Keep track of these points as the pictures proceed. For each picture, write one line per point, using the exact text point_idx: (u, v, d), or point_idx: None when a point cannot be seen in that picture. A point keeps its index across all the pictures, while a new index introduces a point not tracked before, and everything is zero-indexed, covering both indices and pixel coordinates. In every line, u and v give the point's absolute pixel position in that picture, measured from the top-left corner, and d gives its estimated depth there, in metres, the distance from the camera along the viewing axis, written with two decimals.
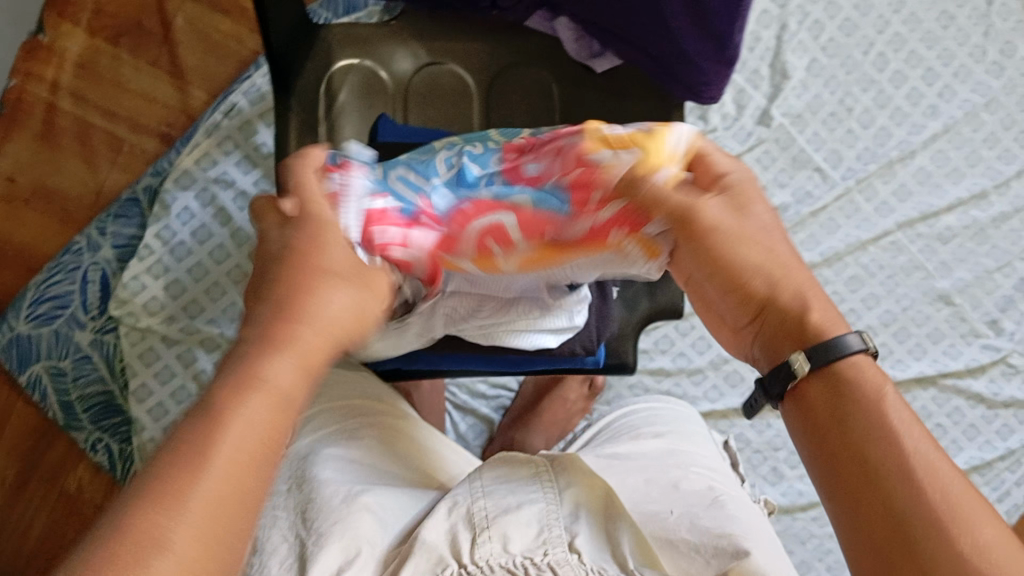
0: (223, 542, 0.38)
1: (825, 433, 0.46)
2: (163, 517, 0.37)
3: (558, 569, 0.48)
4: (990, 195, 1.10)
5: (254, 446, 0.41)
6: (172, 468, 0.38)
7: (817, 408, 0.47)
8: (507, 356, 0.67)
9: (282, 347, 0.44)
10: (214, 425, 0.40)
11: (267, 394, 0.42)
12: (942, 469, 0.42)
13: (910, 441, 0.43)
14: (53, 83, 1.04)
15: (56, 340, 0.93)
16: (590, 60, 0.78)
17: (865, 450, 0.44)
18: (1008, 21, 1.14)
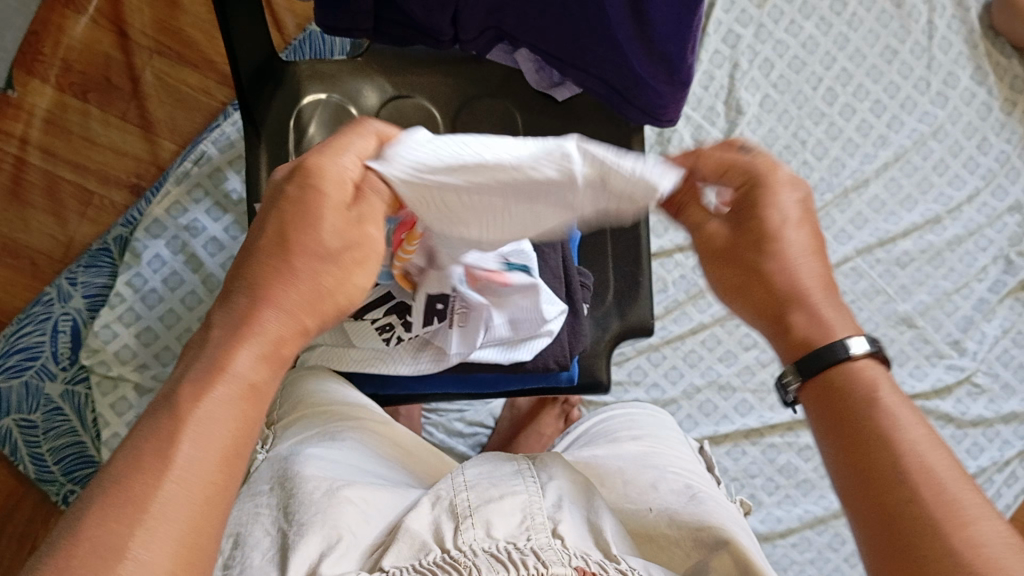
0: (194, 549, 0.38)
1: (841, 431, 0.45)
2: (127, 532, 0.36)
3: (540, 553, 0.49)
4: (943, 220, 1.14)
5: (217, 448, 0.40)
6: (136, 482, 0.38)
7: (833, 405, 0.46)
8: (479, 376, 0.68)
9: (246, 337, 0.44)
10: (174, 431, 0.40)
11: (232, 386, 0.42)
12: (934, 461, 0.42)
13: (912, 438, 0.43)
14: (22, 139, 1.05)
15: (26, 394, 0.93)
16: (550, 90, 0.72)
17: (864, 451, 0.43)
18: (949, 53, 1.19)
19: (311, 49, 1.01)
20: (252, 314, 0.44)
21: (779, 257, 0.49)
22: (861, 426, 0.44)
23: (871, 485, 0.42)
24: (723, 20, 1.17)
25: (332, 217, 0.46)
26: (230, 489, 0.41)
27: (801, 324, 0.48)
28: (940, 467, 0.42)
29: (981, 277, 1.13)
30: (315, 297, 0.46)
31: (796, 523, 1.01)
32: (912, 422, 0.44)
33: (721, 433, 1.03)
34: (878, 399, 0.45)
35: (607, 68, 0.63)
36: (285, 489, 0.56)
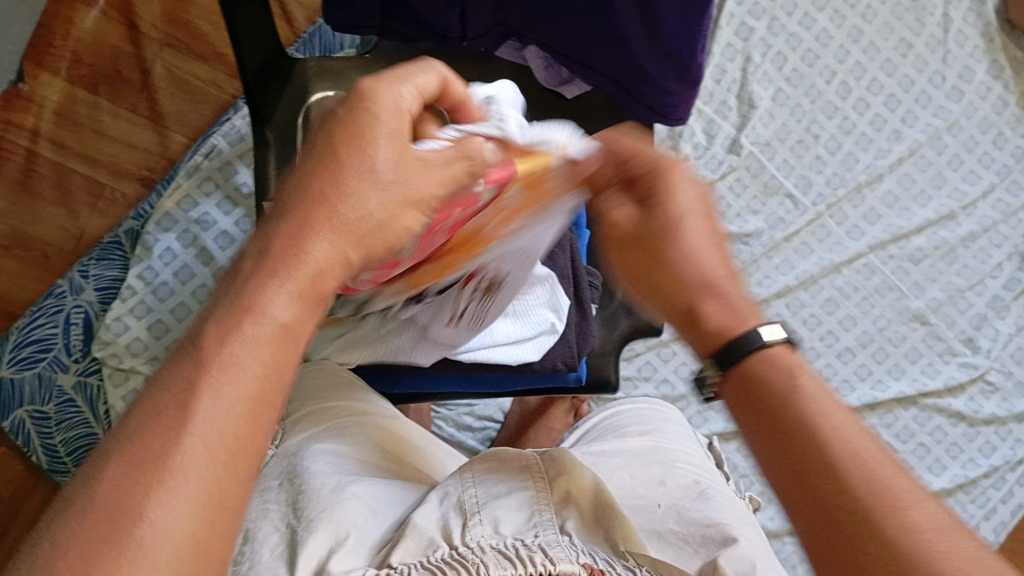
0: (225, 512, 0.34)
1: (772, 428, 0.47)
2: (149, 492, 0.33)
3: (548, 550, 0.48)
4: (957, 216, 1.13)
5: (249, 396, 0.36)
6: (156, 438, 0.34)
7: (760, 397, 0.48)
8: (486, 375, 0.67)
9: (284, 273, 0.38)
10: (200, 381, 0.35)
11: (267, 331, 0.37)
12: (870, 452, 0.43)
13: (837, 428, 0.45)
14: (33, 132, 1.04)
15: (39, 385, 0.93)
16: (559, 86, 0.72)
17: (795, 439, 0.45)
18: (964, 46, 1.18)
19: (320, 43, 1.01)
20: (293, 252, 0.38)
21: (679, 252, 0.54)
22: (786, 418, 0.46)
23: (800, 475, 0.44)
24: (735, 13, 1.15)
25: (384, 150, 0.41)
26: (265, 442, 0.36)
27: (717, 315, 0.53)
28: (881, 464, 0.43)
29: (996, 274, 1.12)
30: (360, 233, 0.40)
31: None
32: (835, 408, 0.46)
33: (730, 429, 1.02)
34: (797, 389, 0.47)
35: (616, 65, 0.62)
36: (293, 485, 0.57)
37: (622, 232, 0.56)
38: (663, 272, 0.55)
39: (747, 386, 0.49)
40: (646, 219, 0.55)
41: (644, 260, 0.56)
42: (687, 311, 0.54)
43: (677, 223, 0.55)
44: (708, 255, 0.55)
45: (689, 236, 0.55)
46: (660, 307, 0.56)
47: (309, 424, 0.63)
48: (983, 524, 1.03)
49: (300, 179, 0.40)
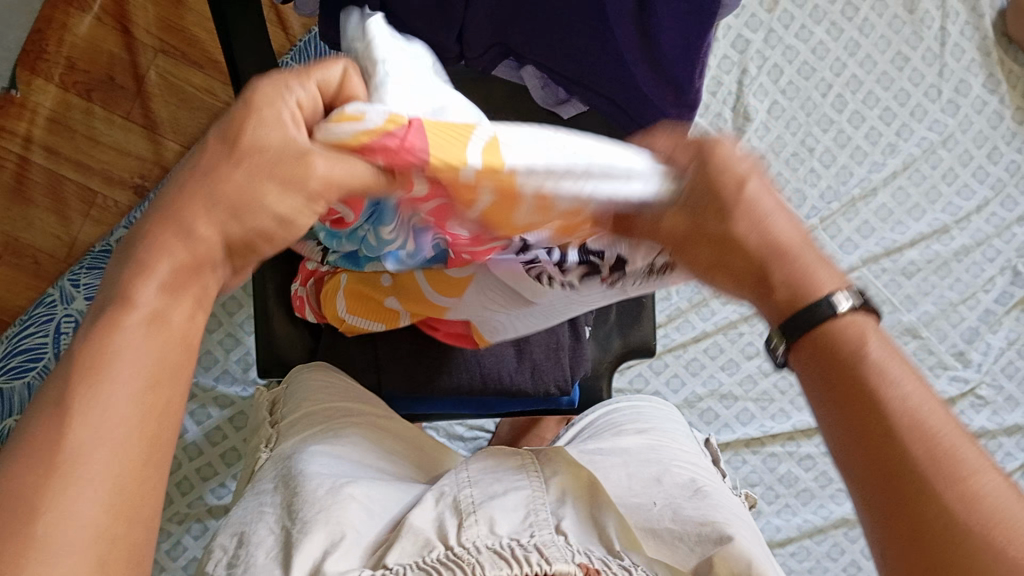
0: (125, 515, 0.32)
1: (855, 408, 0.37)
2: (41, 506, 0.30)
3: (543, 550, 0.47)
4: (950, 230, 1.13)
5: (140, 390, 0.33)
6: (33, 454, 0.31)
7: (837, 367, 0.39)
8: (482, 398, 0.68)
9: (150, 260, 0.35)
10: (72, 383, 0.32)
11: (143, 319, 0.34)
12: (936, 415, 0.36)
13: (913, 395, 0.37)
14: (25, 139, 1.03)
15: (29, 395, 0.91)
16: (556, 107, 0.71)
17: (860, 409, 0.37)
18: (961, 60, 1.18)
19: (315, 53, 1.01)
20: (173, 226, 0.35)
21: (741, 221, 0.42)
22: (869, 395, 0.37)
23: (885, 464, 0.36)
24: (733, 25, 1.15)
25: (273, 132, 0.36)
26: (160, 440, 0.33)
27: (784, 285, 0.41)
28: (942, 423, 0.36)
29: (988, 288, 1.12)
30: (232, 204, 0.35)
31: (796, 533, 1.00)
32: (907, 376, 0.37)
33: (721, 441, 1.02)
34: (867, 356, 0.38)
35: (613, 87, 0.62)
36: (289, 487, 0.55)
37: (680, 221, 0.43)
38: (735, 264, 0.42)
39: (821, 355, 0.39)
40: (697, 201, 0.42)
41: (711, 248, 0.43)
42: (756, 280, 0.42)
43: (739, 196, 0.42)
44: (778, 217, 0.42)
45: (757, 207, 0.42)
46: (738, 291, 0.43)
47: (299, 429, 0.62)
48: None
49: (186, 161, 0.36)
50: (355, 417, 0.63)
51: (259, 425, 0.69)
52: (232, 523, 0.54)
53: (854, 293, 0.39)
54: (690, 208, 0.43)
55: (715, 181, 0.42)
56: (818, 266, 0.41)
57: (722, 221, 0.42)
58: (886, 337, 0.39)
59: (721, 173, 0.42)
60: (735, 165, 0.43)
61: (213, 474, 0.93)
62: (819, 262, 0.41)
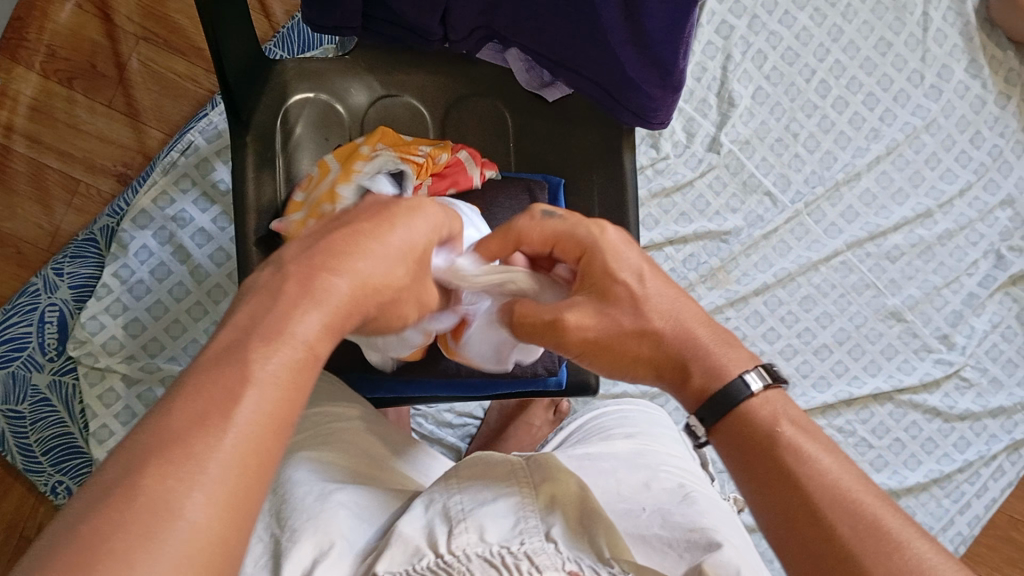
0: (244, 520, 0.32)
1: (759, 467, 0.46)
2: (177, 480, 0.30)
3: (534, 557, 0.46)
4: (934, 214, 1.14)
5: (276, 408, 0.35)
6: (195, 422, 0.32)
7: (754, 434, 0.47)
8: (468, 380, 0.68)
9: (317, 304, 0.38)
10: (234, 386, 0.34)
11: (297, 352, 0.36)
12: (849, 483, 0.43)
13: (818, 460, 0.45)
14: (7, 126, 1.04)
15: (13, 384, 0.93)
16: (541, 89, 0.71)
17: (773, 479, 0.45)
18: (944, 45, 1.19)
19: (299, 40, 1.00)
20: (318, 285, 0.39)
21: (653, 314, 0.51)
22: (772, 457, 0.46)
23: (793, 516, 0.44)
24: (716, 11, 1.16)
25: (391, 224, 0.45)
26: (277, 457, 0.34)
27: (699, 375, 0.50)
28: (862, 492, 0.43)
29: (971, 272, 1.13)
30: (374, 290, 0.42)
31: None
32: (818, 451, 0.45)
33: None
34: (778, 433, 0.47)
35: (598, 69, 0.62)
36: (278, 494, 0.54)
37: (588, 318, 0.51)
38: (642, 349, 0.51)
39: (734, 429, 0.48)
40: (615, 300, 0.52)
41: (633, 340, 0.51)
42: (678, 362, 0.51)
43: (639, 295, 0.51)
44: (680, 304, 0.52)
45: (656, 298, 0.52)
46: (662, 383, 0.53)
47: (306, 429, 0.61)
48: (956, 518, 1.04)
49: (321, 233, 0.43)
50: (348, 426, 0.63)
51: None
52: None
53: (758, 375, 0.48)
54: (599, 302, 0.52)
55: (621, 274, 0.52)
56: (726, 353, 0.51)
57: (635, 314, 0.51)
58: (795, 412, 0.48)
59: (619, 261, 0.52)
60: (632, 257, 0.53)
61: None
62: (728, 351, 0.51)
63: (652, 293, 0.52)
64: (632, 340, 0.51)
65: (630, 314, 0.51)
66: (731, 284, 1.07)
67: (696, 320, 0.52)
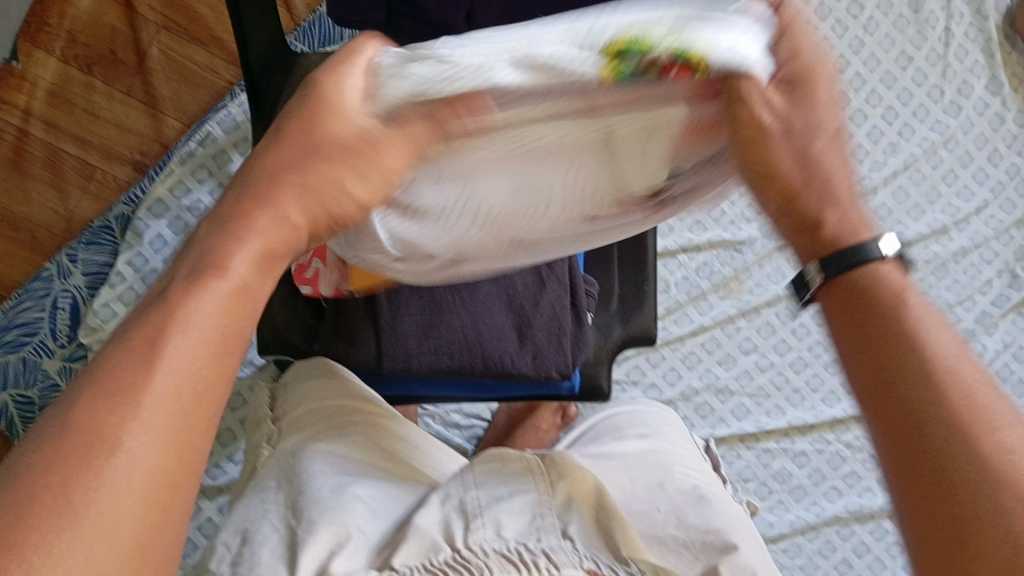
0: (190, 441, 0.35)
1: (877, 338, 0.41)
2: (117, 415, 0.33)
3: (551, 554, 0.47)
4: (950, 230, 1.13)
5: (214, 339, 0.36)
6: (131, 362, 0.34)
7: (874, 303, 0.42)
8: (481, 381, 0.68)
9: (240, 234, 0.39)
10: (165, 323, 0.36)
11: (230, 286, 0.38)
12: (956, 359, 0.40)
13: (942, 342, 0.40)
14: (25, 111, 1.04)
15: (23, 368, 0.92)
16: None
17: (890, 355, 0.40)
18: (965, 62, 1.18)
19: (320, 33, 1.01)
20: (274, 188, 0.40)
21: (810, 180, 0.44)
22: (892, 329, 0.40)
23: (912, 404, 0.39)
24: None
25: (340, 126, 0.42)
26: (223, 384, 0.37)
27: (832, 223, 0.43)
28: (973, 381, 0.39)
29: (985, 290, 1.12)
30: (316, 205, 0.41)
31: (788, 529, 1.00)
32: (941, 330, 0.41)
33: (717, 435, 1.02)
34: (906, 302, 0.41)
35: None
36: (292, 486, 0.54)
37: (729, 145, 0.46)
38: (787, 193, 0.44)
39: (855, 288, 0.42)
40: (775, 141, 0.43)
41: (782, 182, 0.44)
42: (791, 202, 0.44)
43: (805, 144, 0.43)
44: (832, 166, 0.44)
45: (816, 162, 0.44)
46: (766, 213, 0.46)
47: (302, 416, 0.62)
48: None
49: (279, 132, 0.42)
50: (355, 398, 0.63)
51: (258, 420, 0.68)
52: (233, 519, 0.53)
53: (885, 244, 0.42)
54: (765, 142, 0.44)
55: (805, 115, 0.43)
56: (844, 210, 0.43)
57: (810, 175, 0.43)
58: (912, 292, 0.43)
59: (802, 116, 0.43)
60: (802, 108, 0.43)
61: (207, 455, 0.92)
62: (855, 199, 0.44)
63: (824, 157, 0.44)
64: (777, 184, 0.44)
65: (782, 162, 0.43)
66: (743, 295, 1.07)
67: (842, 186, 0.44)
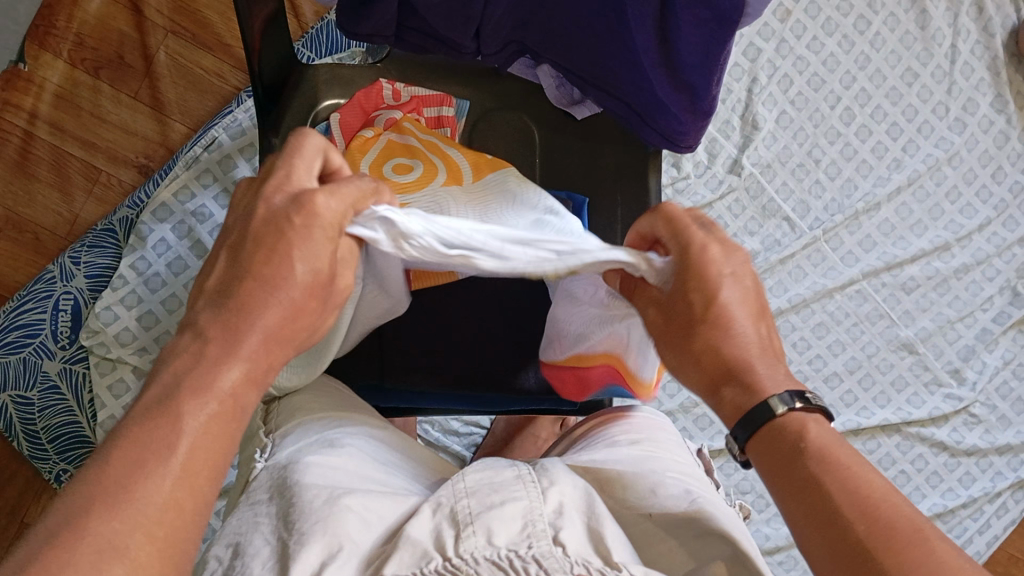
0: (173, 549, 0.38)
1: (794, 481, 0.45)
2: (111, 517, 0.36)
3: (542, 561, 0.46)
4: (952, 247, 1.13)
5: (203, 453, 0.40)
6: (129, 471, 0.37)
7: (786, 454, 0.46)
8: (486, 398, 0.66)
9: (233, 354, 0.42)
10: (156, 430, 0.39)
11: (220, 403, 0.41)
12: (878, 488, 0.43)
13: (853, 468, 0.44)
14: (31, 113, 1.05)
15: (23, 370, 0.94)
16: (570, 107, 0.72)
17: (806, 497, 0.44)
18: (970, 79, 1.18)
19: (327, 41, 1.01)
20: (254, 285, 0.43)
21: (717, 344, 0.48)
22: (801, 473, 0.45)
23: (833, 542, 0.42)
24: (745, 34, 1.15)
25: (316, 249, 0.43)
26: (205, 497, 0.40)
27: (735, 392, 0.48)
28: (893, 503, 0.42)
29: (986, 307, 1.12)
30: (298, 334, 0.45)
31: (785, 542, 1.00)
32: (854, 461, 0.45)
33: (715, 447, 1.02)
34: (806, 446, 0.46)
35: (633, 89, 0.62)
36: (284, 498, 0.54)
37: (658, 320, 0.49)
38: (705, 366, 0.49)
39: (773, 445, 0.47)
40: (686, 324, 0.49)
41: (697, 367, 0.49)
42: (711, 382, 0.49)
43: (722, 315, 0.48)
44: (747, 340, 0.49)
45: (726, 331, 0.48)
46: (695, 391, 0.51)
47: (296, 433, 0.61)
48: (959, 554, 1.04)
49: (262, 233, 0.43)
50: (350, 418, 0.63)
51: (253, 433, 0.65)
52: (226, 532, 0.53)
53: (795, 398, 0.47)
54: (680, 327, 0.49)
55: (700, 298, 0.48)
56: (771, 373, 0.48)
57: (725, 352, 0.48)
58: (833, 432, 0.47)
59: (700, 295, 0.48)
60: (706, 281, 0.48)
61: None
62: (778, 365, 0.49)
63: (743, 337, 0.49)
64: (694, 377, 0.50)
65: (700, 350, 0.49)
66: None
67: (754, 357, 0.49)
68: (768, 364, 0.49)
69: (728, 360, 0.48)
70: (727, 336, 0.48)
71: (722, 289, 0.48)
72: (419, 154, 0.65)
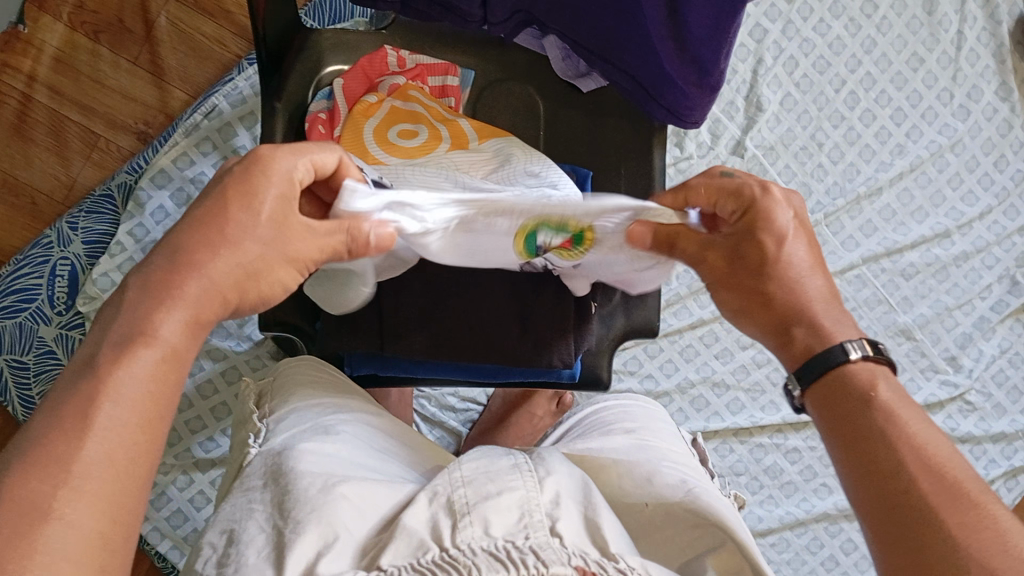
0: (122, 504, 0.39)
1: (855, 432, 0.47)
2: (54, 482, 0.38)
3: (540, 552, 0.46)
4: (952, 234, 1.13)
5: (142, 409, 0.42)
6: (65, 434, 0.39)
7: (846, 408, 0.48)
8: (482, 367, 0.68)
9: (168, 304, 0.45)
10: (96, 394, 0.41)
11: (157, 350, 0.44)
12: (939, 450, 0.44)
13: (913, 426, 0.45)
14: (29, 76, 1.04)
15: (19, 335, 0.93)
16: (575, 79, 0.72)
17: (865, 446, 0.46)
18: (976, 66, 1.18)
19: (330, 10, 1.00)
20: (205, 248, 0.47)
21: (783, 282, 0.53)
22: (864, 423, 0.47)
23: (887, 498, 0.44)
24: (752, 14, 1.15)
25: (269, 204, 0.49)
26: (152, 449, 0.42)
27: (804, 334, 0.52)
28: (953, 461, 0.44)
29: (984, 295, 1.12)
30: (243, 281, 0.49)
31: (777, 524, 1.01)
32: (913, 418, 0.46)
33: (710, 429, 1.02)
34: (874, 398, 0.47)
35: (639, 63, 0.62)
36: (279, 484, 0.54)
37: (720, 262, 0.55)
38: (772, 309, 0.53)
39: (836, 397, 0.49)
40: (756, 261, 0.53)
41: (763, 306, 0.53)
42: (780, 325, 0.53)
43: (794, 259, 0.53)
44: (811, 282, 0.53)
45: (793, 271, 0.53)
46: (761, 334, 0.55)
47: (292, 422, 0.61)
48: None
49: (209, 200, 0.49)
50: (344, 406, 0.64)
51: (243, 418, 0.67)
52: (221, 519, 0.54)
53: (863, 347, 0.49)
54: (754, 269, 0.53)
55: (766, 236, 0.53)
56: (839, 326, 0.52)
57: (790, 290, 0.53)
58: (898, 386, 0.49)
59: (770, 232, 0.53)
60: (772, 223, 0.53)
61: (200, 427, 0.93)
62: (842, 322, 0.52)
63: (808, 280, 0.53)
64: (760, 316, 0.54)
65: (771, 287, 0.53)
66: None
67: (816, 298, 0.53)
68: (831, 311, 0.53)
69: (796, 301, 0.52)
70: (797, 280, 0.53)
71: (788, 234, 0.53)
72: (425, 121, 0.66)
